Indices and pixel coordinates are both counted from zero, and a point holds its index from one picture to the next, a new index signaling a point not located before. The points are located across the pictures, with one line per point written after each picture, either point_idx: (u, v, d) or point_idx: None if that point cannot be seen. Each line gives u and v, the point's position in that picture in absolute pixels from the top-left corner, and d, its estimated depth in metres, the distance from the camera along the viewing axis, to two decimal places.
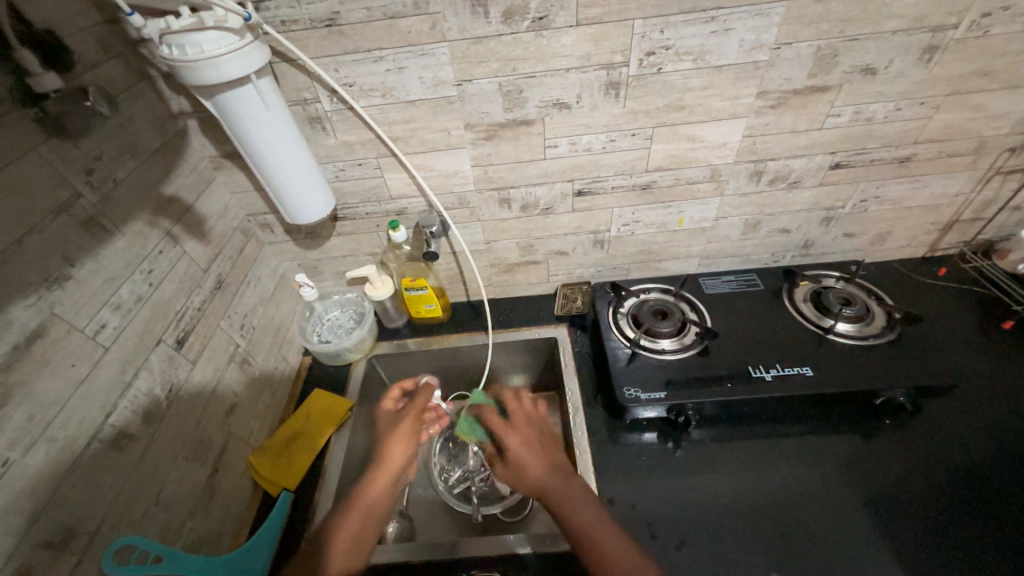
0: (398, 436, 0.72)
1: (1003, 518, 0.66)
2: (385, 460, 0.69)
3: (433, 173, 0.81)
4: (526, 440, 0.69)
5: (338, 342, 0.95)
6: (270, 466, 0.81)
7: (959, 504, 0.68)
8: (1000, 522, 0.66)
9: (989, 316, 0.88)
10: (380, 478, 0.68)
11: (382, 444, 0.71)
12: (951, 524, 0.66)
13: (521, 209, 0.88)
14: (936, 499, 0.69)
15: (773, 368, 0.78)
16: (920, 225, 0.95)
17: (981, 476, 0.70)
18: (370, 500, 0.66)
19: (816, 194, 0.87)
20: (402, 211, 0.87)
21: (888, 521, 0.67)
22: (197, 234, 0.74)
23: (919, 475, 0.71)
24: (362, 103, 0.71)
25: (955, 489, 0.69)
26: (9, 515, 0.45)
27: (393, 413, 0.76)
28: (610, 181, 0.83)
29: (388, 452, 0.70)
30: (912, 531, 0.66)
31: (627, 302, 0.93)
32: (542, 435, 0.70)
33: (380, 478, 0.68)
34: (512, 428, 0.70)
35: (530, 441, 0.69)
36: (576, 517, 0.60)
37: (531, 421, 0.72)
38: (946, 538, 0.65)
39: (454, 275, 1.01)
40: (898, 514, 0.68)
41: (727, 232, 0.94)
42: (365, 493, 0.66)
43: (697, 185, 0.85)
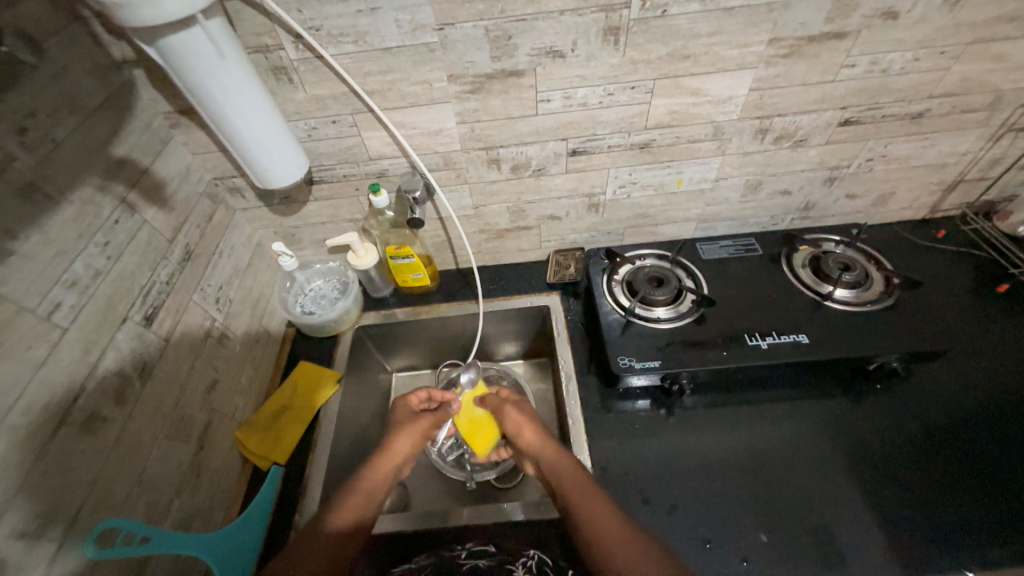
0: (407, 430, 0.74)
1: (978, 470, 0.69)
2: (390, 450, 0.71)
3: (415, 131, 0.74)
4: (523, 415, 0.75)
5: (322, 313, 0.91)
6: (258, 440, 0.80)
7: (938, 459, 0.70)
8: (974, 473, 0.68)
9: (984, 280, 0.87)
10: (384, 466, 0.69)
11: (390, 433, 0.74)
12: (928, 477, 0.69)
13: (511, 170, 0.82)
14: (918, 459, 0.70)
15: (770, 336, 0.76)
16: (924, 185, 0.92)
17: (961, 432, 0.72)
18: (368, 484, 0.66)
19: (822, 153, 0.83)
20: (383, 173, 0.81)
21: (871, 479, 0.69)
22: (157, 201, 0.68)
23: (902, 434, 0.73)
24: (332, 50, 0.63)
25: (937, 449, 0.71)
26: None
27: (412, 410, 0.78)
28: (607, 140, 0.78)
29: (391, 445, 0.71)
30: (894, 488, 0.68)
31: (621, 269, 0.90)
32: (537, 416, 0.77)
33: (383, 465, 0.69)
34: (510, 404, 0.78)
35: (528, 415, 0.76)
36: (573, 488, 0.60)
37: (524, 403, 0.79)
38: (925, 491, 0.67)
39: (441, 241, 0.96)
40: (882, 472, 0.70)
41: (727, 194, 0.90)
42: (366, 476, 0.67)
43: (699, 144, 0.79)
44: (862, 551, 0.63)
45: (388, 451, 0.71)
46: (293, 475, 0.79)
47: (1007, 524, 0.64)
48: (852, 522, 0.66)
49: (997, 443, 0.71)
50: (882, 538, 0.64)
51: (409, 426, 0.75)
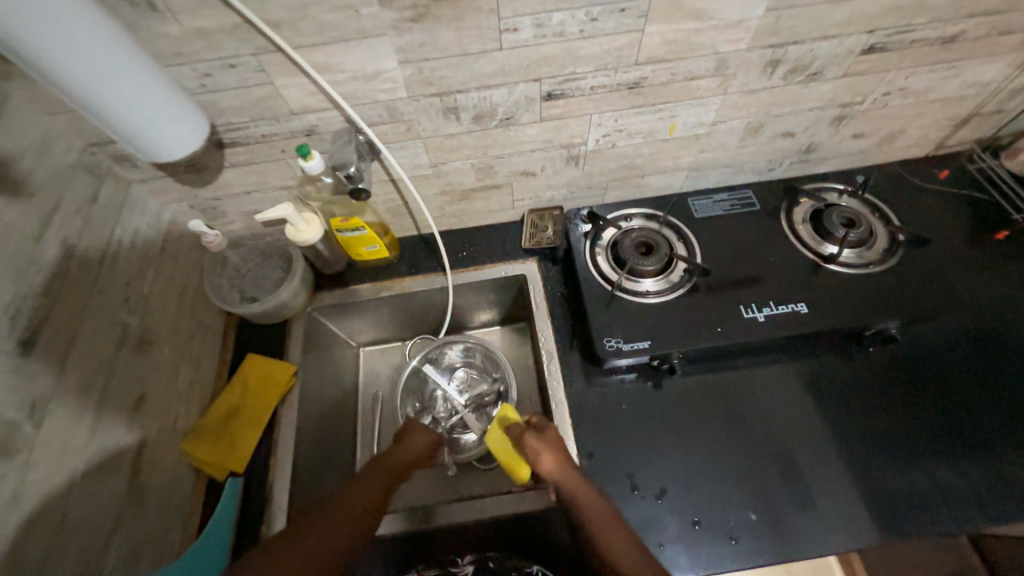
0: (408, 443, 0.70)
1: (962, 423, 0.67)
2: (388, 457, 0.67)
3: (345, 75, 0.57)
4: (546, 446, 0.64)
5: (267, 300, 0.79)
6: (209, 449, 0.72)
7: (925, 415, 0.68)
8: (958, 426, 0.67)
9: (984, 226, 0.82)
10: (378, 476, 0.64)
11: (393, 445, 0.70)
12: (914, 435, 0.67)
13: (473, 121, 0.67)
14: (907, 419, 0.68)
15: (767, 307, 0.71)
16: (937, 120, 0.82)
17: (949, 385, 0.70)
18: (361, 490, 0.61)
19: (835, 88, 0.71)
20: (313, 130, 0.64)
21: (856, 441, 0.67)
22: (5, 186, 0.51)
23: (891, 393, 0.70)
24: None
25: (926, 407, 0.69)
26: None
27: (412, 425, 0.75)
28: (589, 80, 0.63)
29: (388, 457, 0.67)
30: (879, 448, 0.66)
31: (605, 233, 0.80)
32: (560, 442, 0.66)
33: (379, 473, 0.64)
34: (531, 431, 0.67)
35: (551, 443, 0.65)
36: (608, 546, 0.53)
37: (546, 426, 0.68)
38: (908, 450, 0.66)
39: (397, 206, 0.83)
40: (869, 435, 0.67)
41: (724, 139, 0.78)
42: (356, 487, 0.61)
43: (698, 82, 0.66)
44: (843, 515, 0.62)
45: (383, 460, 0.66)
46: (255, 482, 0.72)
47: (985, 475, 0.63)
48: (835, 486, 0.64)
49: (986, 397, 0.69)
50: (862, 499, 0.63)
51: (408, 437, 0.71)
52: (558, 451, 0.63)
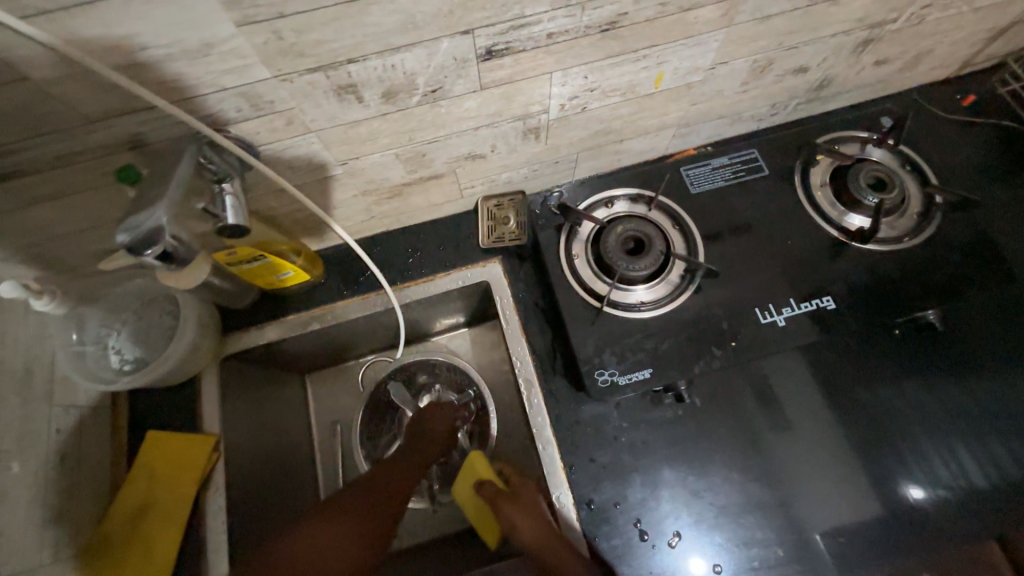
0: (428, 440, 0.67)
1: (956, 356, 0.61)
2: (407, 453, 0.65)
3: (153, 53, 0.35)
4: (524, 506, 0.56)
5: (151, 368, 0.60)
6: (114, 566, 0.57)
7: (917, 359, 0.61)
8: (951, 358, 0.61)
9: (1014, 163, 0.69)
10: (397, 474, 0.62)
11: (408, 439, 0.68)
12: (908, 385, 0.60)
13: (384, 100, 0.46)
14: (931, 394, 0.59)
15: (788, 308, 0.59)
16: (972, 34, 0.66)
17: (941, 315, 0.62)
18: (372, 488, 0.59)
19: (869, 4, 0.53)
20: (139, 141, 0.42)
21: (845, 400, 0.60)
22: None
23: (911, 366, 0.61)
24: None
25: (951, 376, 0.60)
26: None
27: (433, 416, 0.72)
28: (544, 24, 0.43)
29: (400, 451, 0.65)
30: (868, 401, 0.60)
31: (584, 225, 0.64)
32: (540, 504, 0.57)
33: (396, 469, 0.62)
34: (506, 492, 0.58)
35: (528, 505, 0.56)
36: None
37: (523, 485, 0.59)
38: (901, 399, 0.60)
39: (308, 218, 0.62)
40: (863, 397, 0.60)
41: (723, 85, 0.60)
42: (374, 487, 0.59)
43: (696, 11, 0.47)
44: (834, 480, 0.57)
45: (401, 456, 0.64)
46: None
47: (979, 410, 0.58)
48: (824, 451, 0.58)
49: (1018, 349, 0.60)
50: (857, 462, 0.57)
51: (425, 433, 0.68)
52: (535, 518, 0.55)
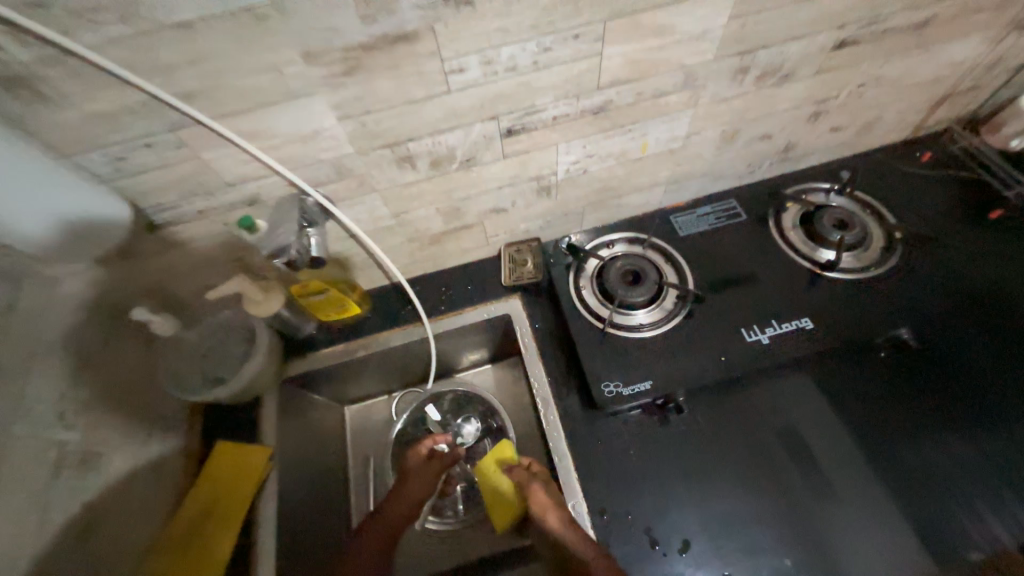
0: (421, 471, 0.72)
1: (987, 403, 0.62)
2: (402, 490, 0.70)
3: (280, 139, 0.51)
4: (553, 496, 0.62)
5: (227, 383, 0.71)
6: (178, 562, 0.63)
7: (946, 403, 0.63)
8: (982, 405, 0.62)
9: (975, 208, 0.79)
10: (398, 508, 0.68)
11: (401, 476, 0.72)
12: (938, 430, 0.62)
13: (431, 167, 0.61)
14: (941, 417, 0.62)
15: (771, 327, 0.67)
16: (914, 104, 0.79)
17: (964, 361, 0.64)
18: (380, 526, 0.67)
19: (809, 86, 0.67)
20: (254, 200, 0.58)
21: (875, 444, 0.62)
22: None
23: (921, 390, 0.64)
24: (95, 39, 0.38)
25: (962, 400, 0.63)
26: None
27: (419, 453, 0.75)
28: (550, 111, 0.58)
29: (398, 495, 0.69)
30: (889, 436, 0.62)
31: (588, 264, 0.76)
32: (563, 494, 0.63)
33: (393, 508, 0.69)
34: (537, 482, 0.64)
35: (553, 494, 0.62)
36: None
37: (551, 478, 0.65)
38: (934, 444, 0.61)
39: (363, 261, 0.76)
40: (894, 441, 0.62)
41: (701, 150, 0.74)
42: (378, 524, 0.67)
43: (666, 98, 0.61)
44: (862, 514, 0.59)
45: (397, 495, 0.69)
46: None
47: (992, 434, 0.60)
48: (860, 496, 0.60)
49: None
50: (865, 478, 0.61)
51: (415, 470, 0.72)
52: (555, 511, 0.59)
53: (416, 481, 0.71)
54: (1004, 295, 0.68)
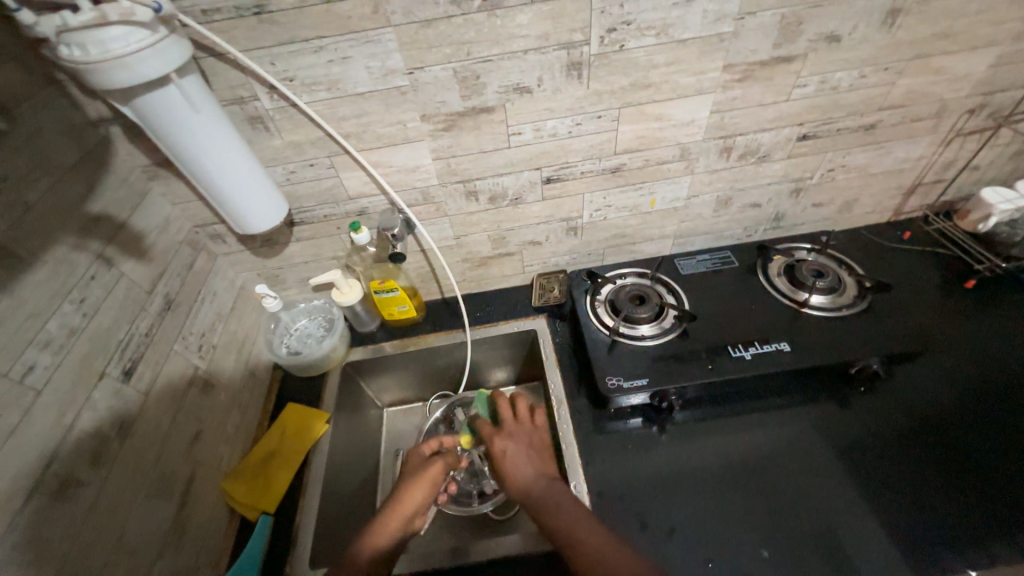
0: (420, 480, 0.70)
1: (978, 471, 0.69)
2: (399, 500, 0.68)
3: (392, 169, 0.76)
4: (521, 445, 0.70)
5: (308, 352, 0.90)
6: (246, 489, 0.75)
7: (940, 463, 0.70)
8: (973, 472, 0.69)
9: (952, 277, 0.90)
10: (394, 517, 0.66)
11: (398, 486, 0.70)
12: (931, 483, 0.68)
13: (490, 201, 0.84)
14: (910, 457, 0.71)
15: (752, 346, 0.80)
16: (886, 190, 0.95)
17: (954, 431, 0.73)
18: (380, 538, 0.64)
19: (785, 167, 0.86)
20: (363, 211, 0.82)
21: (874, 484, 0.69)
22: (135, 254, 0.67)
23: (891, 433, 0.74)
24: (306, 98, 0.65)
25: (928, 444, 0.72)
26: None
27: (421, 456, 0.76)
28: (579, 167, 0.80)
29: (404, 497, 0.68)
30: (864, 468, 0.71)
31: (603, 289, 0.93)
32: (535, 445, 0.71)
33: (393, 518, 0.66)
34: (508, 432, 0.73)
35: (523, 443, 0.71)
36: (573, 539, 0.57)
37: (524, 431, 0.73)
38: (931, 495, 0.67)
39: (426, 273, 0.97)
40: (879, 479, 0.70)
41: (700, 211, 0.93)
42: (378, 533, 0.65)
43: (668, 165, 0.82)
44: (841, 531, 0.65)
45: (395, 505, 0.68)
46: (283, 525, 0.74)
47: (956, 475, 0.69)
48: (860, 530, 0.65)
49: (984, 430, 0.72)
50: (844, 501, 0.68)
51: (419, 474, 0.71)
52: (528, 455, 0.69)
53: (413, 488, 0.69)
54: (960, 360, 0.80)
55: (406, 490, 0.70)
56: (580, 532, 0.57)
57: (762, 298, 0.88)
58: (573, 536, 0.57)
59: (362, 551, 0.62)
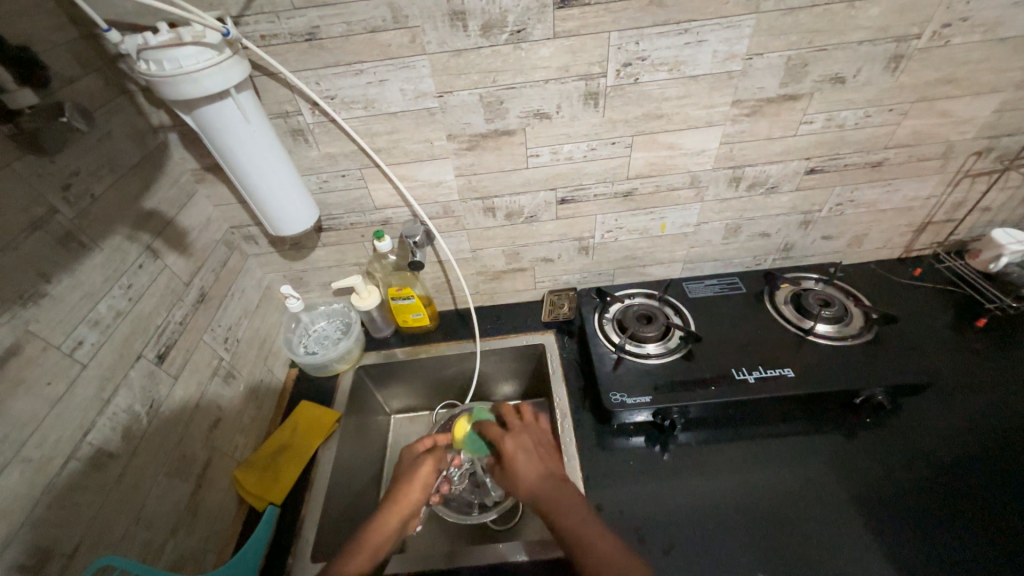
0: (416, 478, 0.71)
1: (986, 511, 0.67)
2: (398, 501, 0.68)
3: (417, 183, 0.81)
4: (525, 445, 0.71)
5: (324, 352, 0.94)
6: (256, 480, 0.78)
7: (947, 500, 0.69)
8: (981, 511, 0.67)
9: (963, 316, 0.91)
10: (392, 519, 0.66)
11: (397, 485, 0.70)
12: (938, 520, 0.67)
13: (506, 217, 0.88)
14: (917, 493, 0.70)
15: (756, 370, 0.82)
16: (895, 227, 0.97)
17: (964, 471, 0.72)
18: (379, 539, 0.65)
19: (794, 199, 0.89)
20: (387, 221, 0.88)
21: (878, 515, 0.68)
22: (178, 248, 0.73)
23: (897, 468, 0.73)
24: (345, 115, 0.71)
25: (936, 481, 0.71)
26: None
27: (416, 454, 0.76)
28: (592, 190, 0.85)
29: (402, 495, 0.68)
30: (869, 500, 0.70)
31: (611, 307, 0.96)
32: (540, 445, 0.72)
33: (392, 519, 0.66)
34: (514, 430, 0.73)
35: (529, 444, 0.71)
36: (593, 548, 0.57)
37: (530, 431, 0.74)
38: (937, 533, 0.66)
39: (441, 283, 1.01)
40: (884, 513, 0.69)
41: (709, 237, 0.96)
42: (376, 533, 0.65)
43: (678, 191, 0.86)
44: (843, 562, 0.64)
45: (394, 506, 0.68)
46: (288, 518, 0.76)
47: (965, 514, 0.67)
48: (865, 564, 0.64)
49: (995, 472, 0.71)
50: (846, 531, 0.67)
51: (415, 472, 0.72)
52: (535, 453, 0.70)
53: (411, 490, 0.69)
54: (970, 400, 0.80)
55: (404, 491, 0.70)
56: (594, 535, 0.58)
57: (768, 324, 0.90)
58: (587, 538, 0.58)
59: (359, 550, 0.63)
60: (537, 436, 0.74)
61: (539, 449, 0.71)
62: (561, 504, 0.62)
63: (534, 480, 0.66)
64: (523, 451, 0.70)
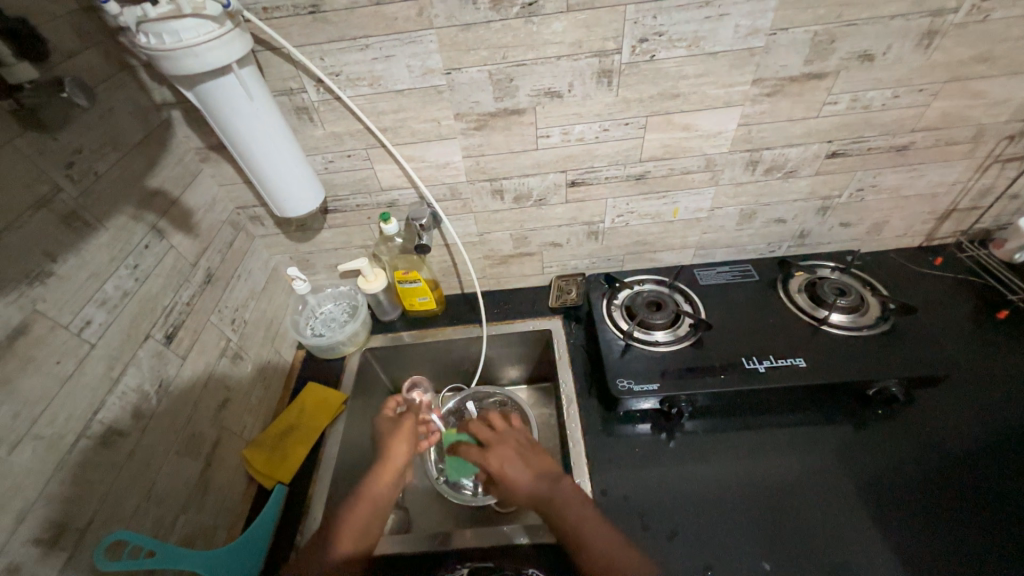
0: (399, 438, 0.76)
1: (998, 505, 0.66)
2: (386, 459, 0.73)
3: (424, 164, 0.79)
4: (507, 455, 0.70)
5: (331, 335, 0.94)
6: (264, 458, 0.79)
7: (958, 494, 0.68)
8: (992, 505, 0.66)
9: (984, 307, 0.88)
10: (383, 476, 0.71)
11: (381, 448, 0.75)
12: (947, 513, 0.66)
13: (514, 201, 0.86)
14: (926, 486, 0.69)
15: (767, 359, 0.80)
16: (917, 214, 0.93)
17: (976, 465, 0.71)
18: (376, 494, 0.69)
19: (813, 183, 0.86)
20: (394, 203, 0.86)
21: (886, 507, 0.68)
22: (184, 228, 0.72)
23: (907, 460, 0.72)
24: (349, 92, 0.69)
25: (945, 475, 0.70)
26: (5, 504, 0.44)
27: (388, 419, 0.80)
28: (604, 172, 0.82)
29: (389, 454, 0.73)
30: (877, 492, 0.70)
31: (620, 293, 0.95)
32: (522, 446, 0.72)
33: (383, 480, 0.71)
34: (492, 445, 0.72)
35: (511, 451, 0.71)
36: (591, 546, 0.58)
37: (509, 436, 0.74)
38: (945, 526, 0.65)
39: (447, 267, 1.00)
40: (893, 506, 0.68)
41: (723, 223, 0.93)
42: (373, 492, 0.69)
43: (692, 175, 0.84)
44: (847, 553, 0.64)
45: (387, 462, 0.73)
46: (296, 495, 0.77)
47: (974, 508, 0.66)
48: (870, 555, 0.64)
49: (1008, 466, 0.70)
50: (851, 522, 0.67)
51: (397, 432, 0.77)
52: (520, 458, 0.69)
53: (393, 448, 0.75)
54: (985, 394, 0.78)
55: (390, 450, 0.75)
56: (589, 528, 0.59)
57: (780, 313, 0.88)
58: (584, 532, 0.59)
59: (357, 509, 0.67)
60: (516, 439, 0.73)
61: (520, 451, 0.71)
62: (558, 500, 0.63)
63: (526, 486, 0.66)
64: (507, 460, 0.69)
